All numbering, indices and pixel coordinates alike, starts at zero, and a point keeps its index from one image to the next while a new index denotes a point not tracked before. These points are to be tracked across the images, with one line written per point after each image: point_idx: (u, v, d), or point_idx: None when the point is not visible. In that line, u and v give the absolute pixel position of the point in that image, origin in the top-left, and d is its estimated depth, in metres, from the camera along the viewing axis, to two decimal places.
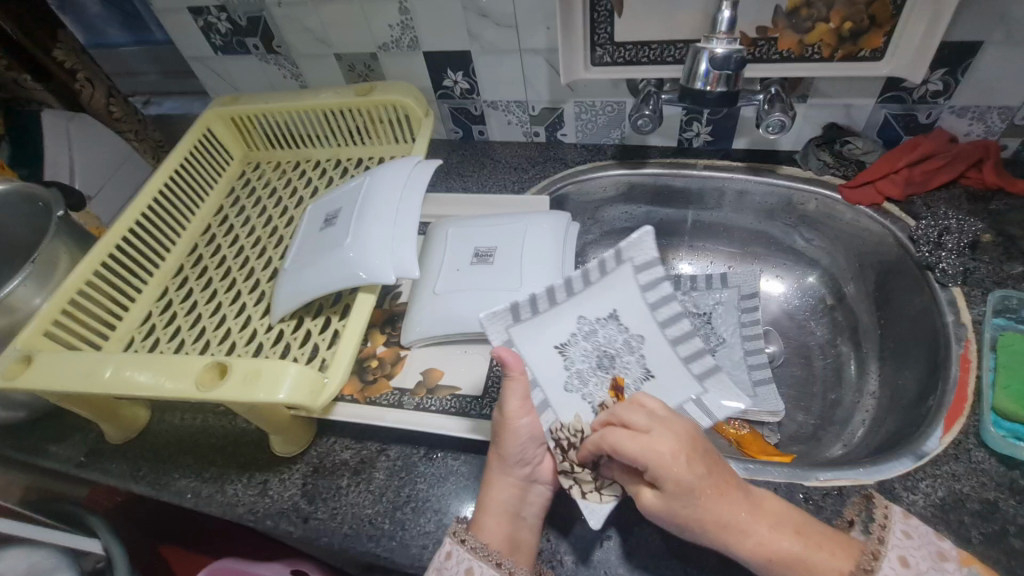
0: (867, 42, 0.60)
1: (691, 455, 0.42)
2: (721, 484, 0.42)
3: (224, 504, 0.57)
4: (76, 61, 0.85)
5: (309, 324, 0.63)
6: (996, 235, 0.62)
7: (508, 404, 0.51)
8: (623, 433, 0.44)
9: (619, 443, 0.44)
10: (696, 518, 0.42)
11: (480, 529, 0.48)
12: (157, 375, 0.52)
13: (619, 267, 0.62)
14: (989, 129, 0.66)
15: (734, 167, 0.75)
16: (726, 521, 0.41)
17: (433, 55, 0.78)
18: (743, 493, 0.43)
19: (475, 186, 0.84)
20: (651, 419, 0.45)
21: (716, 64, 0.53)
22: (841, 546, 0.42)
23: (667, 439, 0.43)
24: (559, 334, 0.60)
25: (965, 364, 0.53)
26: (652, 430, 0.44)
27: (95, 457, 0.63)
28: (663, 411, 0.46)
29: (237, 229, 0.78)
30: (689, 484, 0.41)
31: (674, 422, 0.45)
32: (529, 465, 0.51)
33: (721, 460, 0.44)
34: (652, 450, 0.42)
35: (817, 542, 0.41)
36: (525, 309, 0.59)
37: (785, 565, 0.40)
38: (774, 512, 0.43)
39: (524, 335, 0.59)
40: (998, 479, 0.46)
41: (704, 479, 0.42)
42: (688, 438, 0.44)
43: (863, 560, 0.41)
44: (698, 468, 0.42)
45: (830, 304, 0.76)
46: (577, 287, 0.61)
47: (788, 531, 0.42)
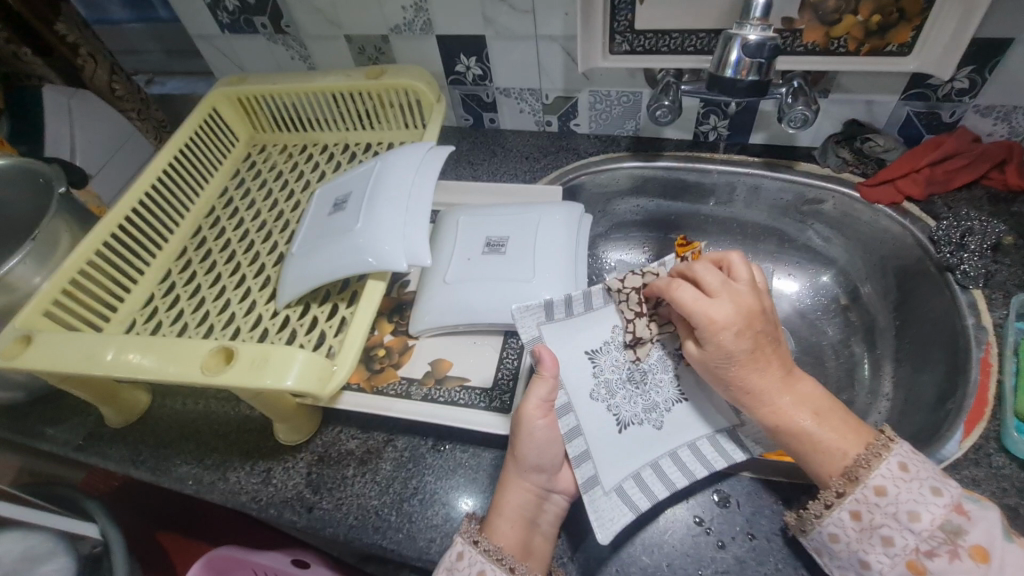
0: (896, 36, 0.59)
1: (744, 326, 0.46)
2: (761, 353, 0.47)
3: (226, 491, 0.55)
4: (79, 36, 0.84)
5: (316, 310, 0.62)
6: (1018, 238, 0.61)
7: (530, 401, 0.50)
8: (694, 290, 0.48)
9: (684, 297, 0.48)
10: (719, 375, 0.48)
11: (495, 532, 0.47)
12: (160, 358, 0.51)
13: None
14: (1013, 130, 0.65)
15: (750, 162, 0.74)
16: (753, 387, 0.47)
17: (446, 39, 0.76)
18: (782, 372, 0.47)
19: (485, 174, 0.82)
20: (722, 285, 0.47)
21: (749, 51, 0.51)
22: (853, 429, 0.46)
23: (730, 306, 0.46)
24: (593, 339, 0.58)
25: (985, 366, 0.52)
26: (717, 296, 0.47)
27: (94, 441, 0.62)
28: (745, 279, 0.49)
29: (243, 211, 0.76)
30: (730, 348, 0.46)
31: (742, 291, 0.47)
32: (547, 473, 0.50)
33: (774, 332, 0.48)
34: (706, 312, 0.46)
35: (834, 426, 0.46)
36: (560, 309, 0.57)
37: (788, 433, 0.46)
38: (806, 395, 0.47)
39: (553, 333, 0.57)
40: (1019, 485, 0.46)
41: (747, 351, 0.46)
42: (750, 314, 0.46)
43: (872, 452, 0.44)
44: (744, 340, 0.46)
45: (844, 304, 0.75)
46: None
47: (809, 411, 0.46)
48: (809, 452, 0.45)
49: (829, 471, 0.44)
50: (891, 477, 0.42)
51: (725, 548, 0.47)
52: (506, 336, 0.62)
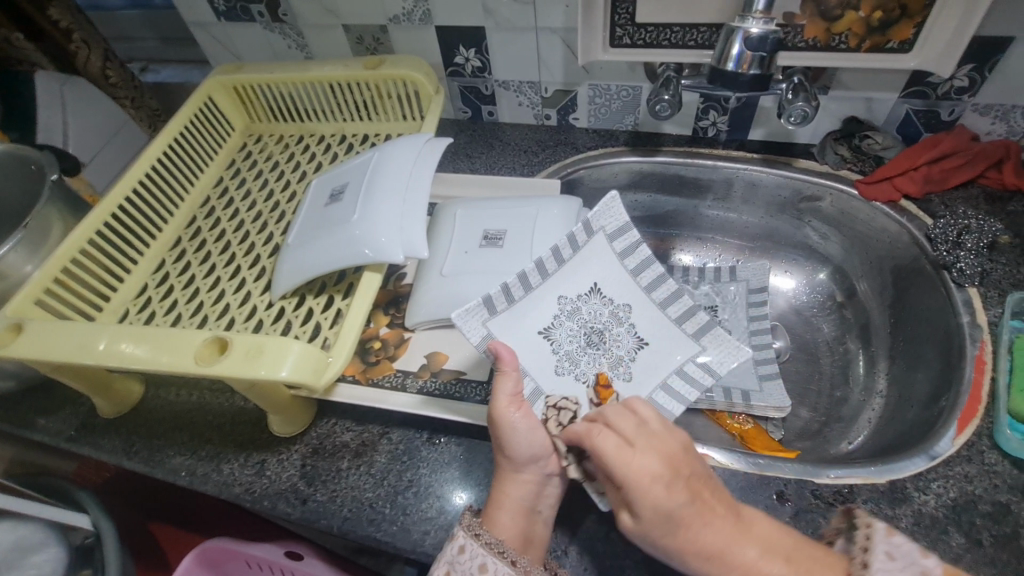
0: (896, 33, 0.59)
1: (671, 475, 0.40)
2: (702, 504, 0.39)
3: (220, 483, 0.55)
4: (72, 21, 0.81)
5: (311, 302, 0.62)
6: (1014, 237, 0.61)
7: (500, 398, 0.49)
8: (613, 437, 0.43)
9: (605, 449, 0.42)
10: (667, 544, 0.39)
11: (496, 525, 0.47)
12: (154, 348, 0.50)
13: (592, 239, 0.61)
14: (1011, 129, 0.65)
15: (749, 158, 0.73)
16: (707, 548, 0.38)
17: (445, 30, 0.75)
18: (732, 517, 0.40)
19: (483, 167, 0.82)
20: (638, 431, 0.43)
21: (751, 45, 0.51)
22: (826, 563, 0.37)
23: (650, 454, 0.41)
24: (543, 318, 0.59)
25: (979, 365, 0.53)
26: (637, 445, 0.42)
27: (86, 432, 0.62)
28: (653, 424, 0.44)
29: (238, 201, 0.76)
30: (665, 505, 0.39)
31: (663, 435, 0.43)
32: (543, 461, 0.49)
33: (704, 476, 0.42)
34: (631, 464, 0.40)
35: (807, 570, 0.37)
36: (501, 302, 0.57)
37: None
38: (767, 539, 0.39)
39: (502, 326, 0.57)
40: (1011, 481, 0.46)
41: (687, 505, 0.39)
42: (671, 458, 0.41)
43: (856, 572, 0.36)
44: (680, 492, 0.39)
45: (839, 301, 0.75)
46: (553, 269, 0.60)
47: (777, 559, 0.37)
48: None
49: None
50: None
51: None
52: None
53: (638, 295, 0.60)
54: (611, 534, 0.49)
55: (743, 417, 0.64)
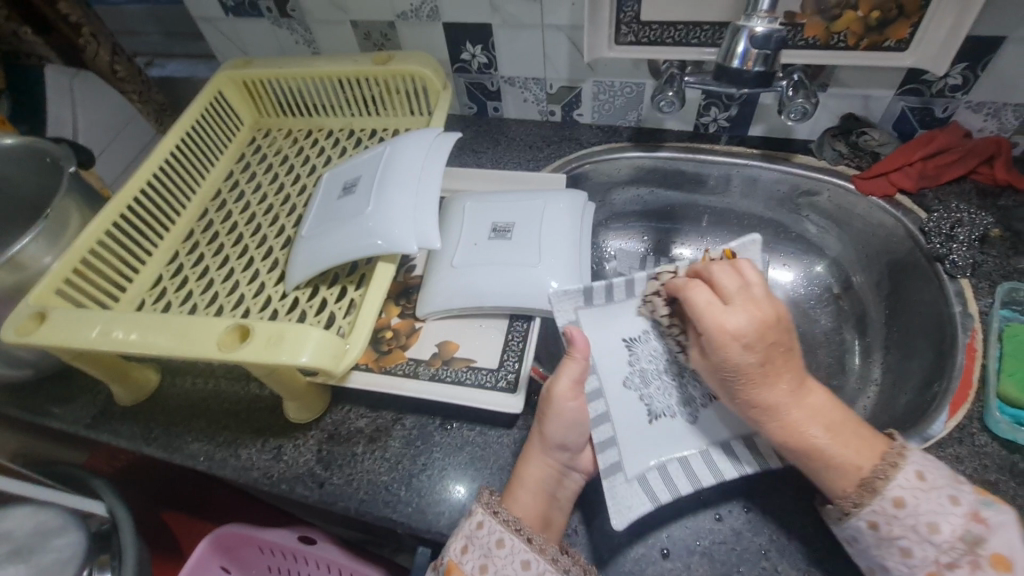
0: (894, 32, 0.61)
1: (758, 338, 0.43)
2: (775, 365, 0.44)
3: (238, 467, 0.57)
4: (81, 14, 0.83)
5: (325, 292, 0.63)
6: (1005, 230, 0.63)
7: (560, 383, 0.52)
8: (708, 291, 0.47)
9: (700, 298, 0.47)
10: (738, 390, 0.45)
11: (514, 503, 0.49)
12: (176, 336, 0.51)
13: (711, 272, 0.56)
14: (1002, 126, 0.67)
15: (749, 153, 0.75)
16: (765, 402, 0.44)
17: (452, 27, 0.77)
18: (795, 381, 0.45)
19: (489, 162, 0.84)
20: (739, 290, 0.46)
21: (757, 43, 0.53)
22: (867, 443, 0.43)
23: (743, 314, 0.44)
24: (631, 327, 0.58)
25: (971, 352, 0.55)
26: (734, 303, 0.45)
27: (103, 419, 0.63)
28: (752, 279, 0.47)
29: (248, 194, 0.77)
30: (737, 362, 0.44)
31: (762, 301, 0.45)
32: (570, 453, 0.52)
33: (791, 342, 0.45)
34: (719, 319, 0.44)
35: (848, 441, 0.43)
36: (599, 295, 0.58)
37: (801, 449, 0.44)
38: (818, 405, 0.45)
39: (593, 319, 0.58)
40: (1000, 462, 0.48)
41: (758, 365, 0.44)
42: (767, 325, 0.44)
43: (885, 463, 0.42)
44: (755, 355, 0.43)
45: (836, 293, 0.77)
46: (662, 287, 0.57)
47: (820, 424, 0.44)
48: (823, 469, 0.43)
49: (841, 488, 0.43)
50: (908, 487, 0.41)
51: (723, 522, 0.50)
52: (511, 319, 0.64)
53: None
54: None
55: None
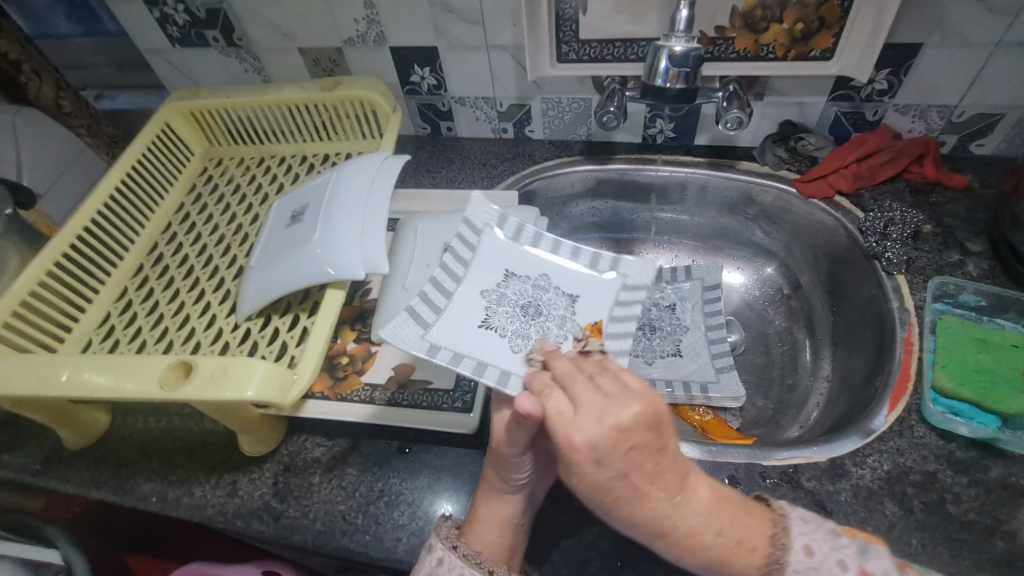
0: (818, 42, 0.63)
1: (609, 450, 0.39)
2: (642, 474, 0.39)
3: (192, 506, 0.56)
4: (21, 52, 0.81)
5: (277, 322, 0.63)
6: (936, 225, 0.66)
7: (494, 425, 0.48)
8: (563, 403, 0.42)
9: (551, 413, 0.42)
10: (610, 508, 0.40)
11: (476, 538, 0.47)
12: (118, 376, 0.50)
13: (482, 237, 0.63)
14: (929, 126, 0.71)
15: (695, 162, 0.78)
16: (656, 517, 0.39)
17: (399, 50, 0.78)
18: (676, 486, 0.40)
19: (444, 181, 0.84)
20: (595, 400, 0.41)
21: (676, 62, 0.55)
22: (753, 526, 0.40)
23: (599, 424, 0.39)
24: (474, 315, 0.57)
25: (908, 346, 0.57)
26: (583, 411, 0.40)
27: (52, 464, 0.61)
28: (611, 387, 0.42)
29: (199, 225, 0.76)
30: (597, 480, 0.39)
31: (634, 393, 0.41)
32: (531, 477, 0.49)
33: (660, 443, 0.40)
34: (568, 433, 0.40)
35: (739, 540, 0.39)
36: (427, 313, 0.57)
37: (705, 560, 0.39)
38: (700, 500, 0.40)
39: (447, 270, 0.60)
40: (938, 451, 0.50)
41: (622, 477, 0.39)
42: (622, 430, 0.39)
43: (776, 544, 0.39)
44: (614, 465, 0.39)
45: (787, 293, 0.79)
46: (461, 271, 0.60)
47: (716, 526, 0.39)
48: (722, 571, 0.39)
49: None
50: (802, 570, 0.37)
51: None
52: None
53: (571, 271, 0.62)
54: (576, 529, 0.51)
55: (703, 409, 0.69)
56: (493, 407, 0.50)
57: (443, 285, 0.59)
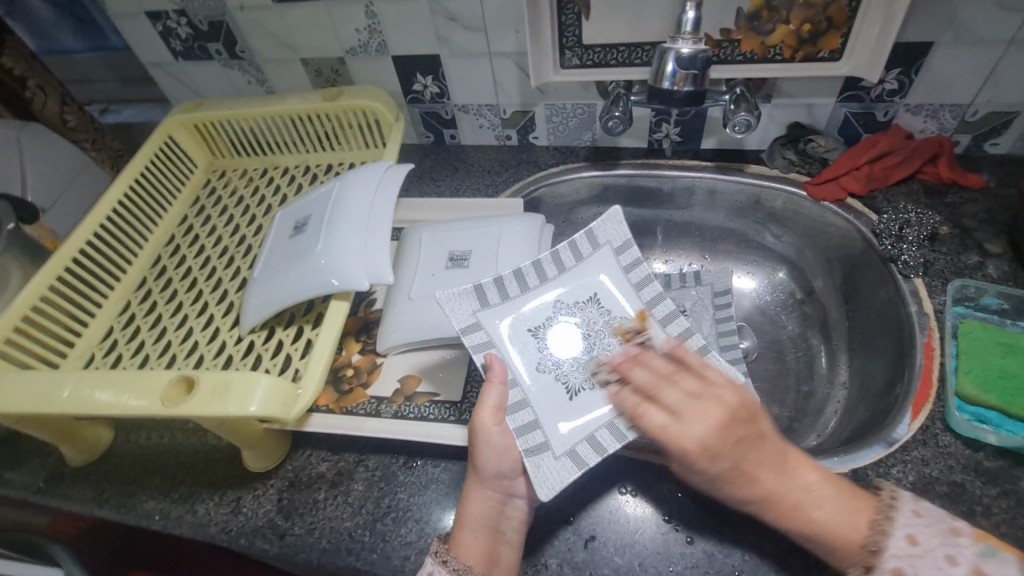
0: (826, 43, 0.62)
1: (718, 446, 0.42)
2: (750, 461, 0.42)
3: (196, 524, 0.54)
4: (27, 67, 0.82)
5: (281, 334, 0.62)
6: (953, 227, 0.64)
7: (482, 410, 0.50)
8: (659, 413, 0.46)
9: (653, 424, 0.45)
10: (726, 494, 0.43)
11: (459, 547, 0.46)
12: (119, 392, 0.50)
13: (595, 252, 0.61)
14: (942, 126, 0.69)
15: (702, 166, 0.76)
16: (772, 496, 0.42)
17: (402, 59, 0.77)
18: (778, 459, 0.43)
19: (449, 189, 0.83)
20: (683, 402, 0.45)
21: (683, 64, 0.54)
22: (858, 510, 0.41)
23: (699, 423, 0.43)
24: (533, 316, 0.58)
25: (929, 351, 0.55)
26: (681, 417, 0.44)
27: (55, 482, 0.60)
28: (695, 386, 0.46)
29: (202, 238, 0.76)
30: (712, 473, 0.42)
31: (719, 388, 0.45)
32: (506, 478, 0.49)
33: (761, 431, 0.44)
34: (678, 437, 0.43)
35: (855, 509, 0.41)
36: (494, 295, 0.58)
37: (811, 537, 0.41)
38: (812, 485, 0.43)
39: (494, 317, 0.58)
40: (964, 461, 0.48)
41: (734, 468, 0.42)
42: (723, 424, 0.43)
43: (876, 529, 0.40)
44: (724, 460, 0.42)
45: (800, 298, 0.77)
46: (554, 274, 0.60)
47: (841, 509, 0.41)
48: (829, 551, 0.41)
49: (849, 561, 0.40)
50: (902, 555, 0.38)
51: (694, 544, 0.48)
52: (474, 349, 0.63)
53: (615, 283, 0.60)
54: (588, 545, 0.49)
55: None
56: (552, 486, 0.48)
57: (491, 338, 0.57)
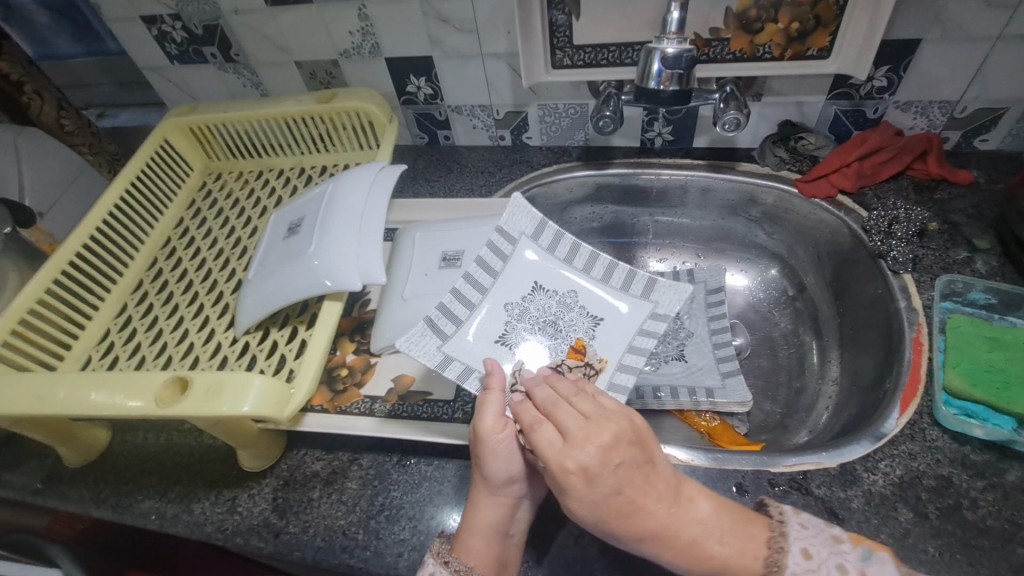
0: (815, 41, 0.63)
1: (602, 469, 0.41)
2: (635, 488, 0.42)
3: (191, 523, 0.55)
4: (23, 72, 0.83)
5: (275, 335, 0.62)
6: (942, 223, 0.65)
7: (484, 418, 0.48)
8: (550, 432, 0.44)
9: (541, 443, 0.43)
10: (605, 524, 0.42)
11: (465, 550, 0.46)
12: (114, 393, 0.50)
13: (517, 245, 0.62)
14: (931, 123, 0.70)
15: (694, 165, 0.77)
16: (650, 530, 0.41)
17: (395, 61, 0.78)
18: (668, 488, 0.43)
19: (443, 189, 0.84)
20: (583, 425, 0.43)
21: (668, 63, 0.54)
22: (753, 536, 0.41)
23: (586, 447, 0.42)
24: (495, 328, 0.59)
25: (917, 346, 0.55)
26: (573, 437, 0.43)
27: (53, 483, 0.61)
28: (589, 408, 0.45)
29: (198, 240, 0.76)
30: (594, 499, 0.41)
31: (613, 415, 0.44)
32: (517, 483, 0.48)
33: (646, 458, 0.43)
34: (561, 460, 0.42)
35: (739, 548, 0.40)
36: (448, 324, 0.57)
37: (699, 564, 0.41)
38: (702, 516, 0.42)
39: (522, 251, 0.62)
40: (952, 455, 0.49)
41: (618, 494, 0.41)
42: (609, 449, 0.42)
43: (774, 547, 0.40)
44: (609, 480, 0.41)
45: (792, 295, 0.77)
46: (500, 267, 0.61)
47: (717, 537, 0.41)
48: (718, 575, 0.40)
49: None
50: (802, 574, 0.39)
51: None
52: None
53: (622, 330, 0.58)
54: (580, 541, 0.50)
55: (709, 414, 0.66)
56: (414, 345, 0.54)
57: (505, 254, 0.62)
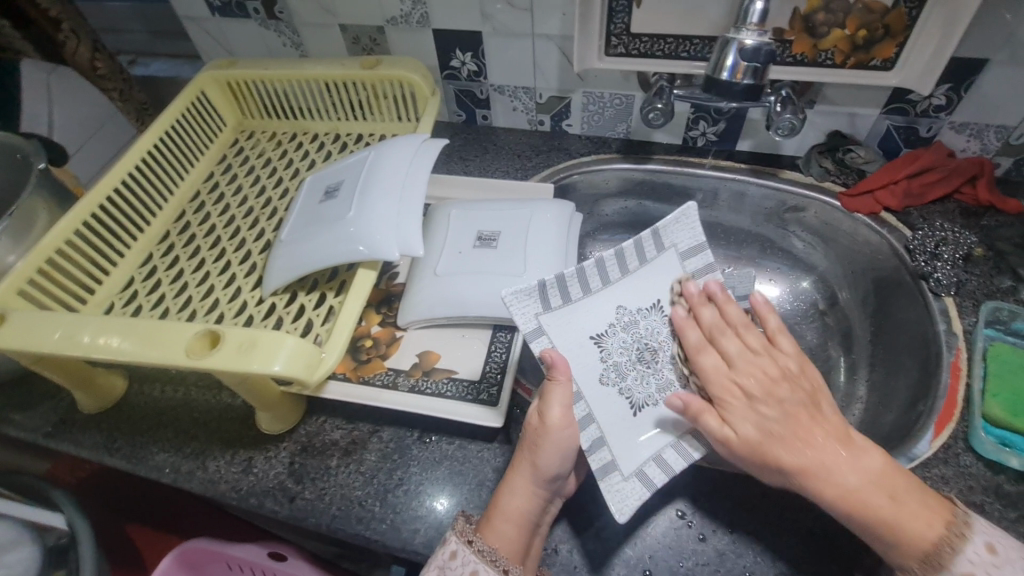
0: (880, 51, 0.61)
1: (771, 395, 0.46)
2: (799, 420, 0.45)
3: (206, 480, 0.54)
4: (61, 8, 0.78)
5: (304, 299, 0.61)
6: (987, 250, 0.64)
7: (552, 408, 0.48)
8: (714, 358, 0.49)
9: (705, 362, 0.49)
10: (770, 458, 0.44)
11: (491, 532, 0.46)
12: (141, 342, 0.49)
13: (662, 253, 0.56)
14: (985, 147, 0.68)
15: (737, 168, 0.76)
16: (803, 467, 0.43)
17: (442, 34, 0.76)
18: (841, 444, 0.43)
19: (477, 169, 0.83)
20: (740, 353, 0.49)
21: (745, 55, 0.53)
22: (921, 506, 0.41)
23: (753, 376, 0.47)
24: (595, 324, 0.55)
25: (955, 371, 0.54)
26: (736, 365, 0.48)
27: (65, 427, 0.60)
28: (755, 342, 0.49)
29: (228, 197, 0.75)
30: (746, 423, 0.45)
31: (783, 356, 0.49)
32: (559, 479, 0.49)
33: (815, 403, 0.46)
34: (725, 377, 0.48)
35: (907, 507, 0.41)
36: (556, 297, 0.55)
37: (866, 521, 0.41)
38: (871, 465, 0.43)
39: (659, 267, 0.56)
40: (985, 483, 0.48)
41: (782, 417, 0.45)
42: (780, 381, 0.47)
43: (943, 530, 0.40)
44: (771, 408, 0.45)
45: (822, 309, 0.76)
46: (633, 267, 0.56)
47: (883, 492, 0.41)
48: (889, 535, 0.41)
49: (907, 560, 0.40)
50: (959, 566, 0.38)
51: (706, 541, 0.48)
52: (494, 330, 0.62)
53: None
54: (601, 533, 0.49)
55: None
56: (522, 306, 0.54)
57: (645, 259, 0.56)
